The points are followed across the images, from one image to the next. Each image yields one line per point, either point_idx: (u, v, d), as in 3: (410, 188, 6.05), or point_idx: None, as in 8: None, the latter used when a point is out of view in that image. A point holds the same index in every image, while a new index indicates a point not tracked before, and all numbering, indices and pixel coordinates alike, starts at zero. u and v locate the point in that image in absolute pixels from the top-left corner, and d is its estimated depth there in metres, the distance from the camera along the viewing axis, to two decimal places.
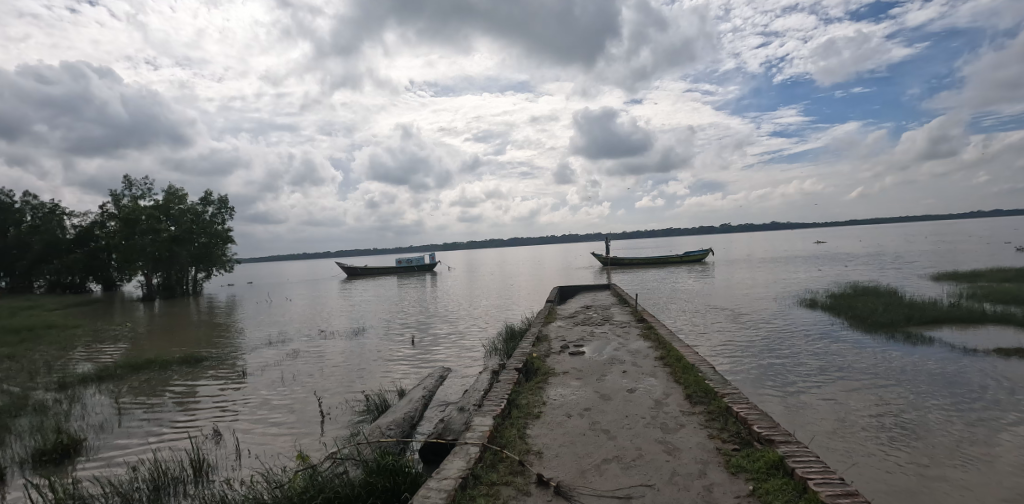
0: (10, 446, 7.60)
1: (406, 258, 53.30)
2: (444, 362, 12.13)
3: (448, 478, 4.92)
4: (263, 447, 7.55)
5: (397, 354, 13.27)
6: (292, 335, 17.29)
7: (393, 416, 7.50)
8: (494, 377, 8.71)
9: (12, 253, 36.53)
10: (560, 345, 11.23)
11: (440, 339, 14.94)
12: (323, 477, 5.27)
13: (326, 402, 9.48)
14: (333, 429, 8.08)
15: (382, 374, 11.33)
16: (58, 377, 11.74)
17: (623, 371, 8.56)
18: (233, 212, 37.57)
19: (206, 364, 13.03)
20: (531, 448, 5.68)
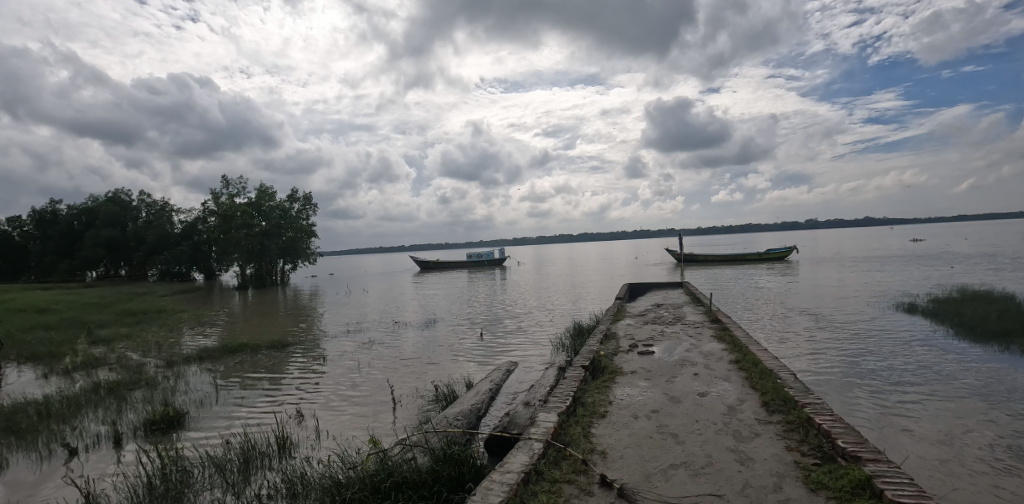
0: (126, 414, 8.55)
1: (475, 253, 54.22)
2: (511, 357, 12.26)
3: (511, 472, 4.97)
4: (340, 429, 7.99)
5: (465, 347, 13.56)
6: (369, 325, 18.21)
7: (460, 407, 7.66)
8: (560, 373, 8.69)
9: (130, 245, 40.98)
10: (628, 344, 10.99)
11: (508, 334, 15.14)
12: (393, 462, 5.48)
13: (398, 390, 9.89)
14: (404, 417, 8.39)
15: (451, 366, 11.63)
16: (166, 356, 13.04)
17: (694, 374, 8.24)
18: (316, 208, 39.90)
19: (291, 350, 13.99)
20: (596, 448, 5.61)
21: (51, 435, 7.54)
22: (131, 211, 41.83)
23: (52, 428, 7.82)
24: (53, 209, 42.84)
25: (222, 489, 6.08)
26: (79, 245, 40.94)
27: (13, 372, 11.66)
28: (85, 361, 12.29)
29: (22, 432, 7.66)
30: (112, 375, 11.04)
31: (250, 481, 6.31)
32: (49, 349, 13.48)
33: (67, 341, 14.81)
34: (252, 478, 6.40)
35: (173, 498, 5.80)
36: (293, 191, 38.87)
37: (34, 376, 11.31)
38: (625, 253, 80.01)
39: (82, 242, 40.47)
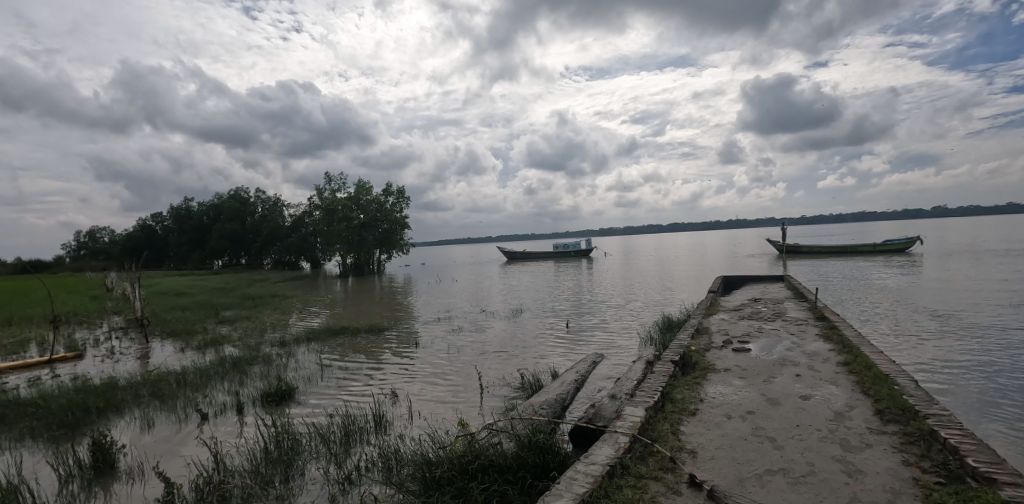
0: (247, 386, 9.55)
1: (561, 244, 54.14)
2: (597, 348, 12.16)
3: (596, 463, 4.96)
4: (431, 411, 8.38)
5: (551, 337, 13.63)
6: (459, 312, 18.92)
7: (546, 397, 7.72)
8: (648, 367, 8.47)
9: (249, 237, 45.49)
10: (722, 340, 10.47)
11: (594, 325, 15.02)
12: (480, 445, 5.66)
13: (485, 376, 10.16)
14: (491, 403, 8.63)
15: (537, 355, 11.75)
16: (279, 336, 14.41)
17: (796, 375, 7.69)
18: (409, 202, 41.76)
19: (387, 334, 14.87)
20: (684, 446, 5.43)
21: (188, 401, 8.61)
22: (249, 207, 46.37)
23: (188, 395, 8.93)
24: (187, 205, 48.58)
25: (326, 459, 6.64)
26: (208, 237, 46.15)
27: (158, 345, 13.47)
28: (213, 338, 13.90)
29: (165, 397, 8.82)
30: (235, 352, 12.39)
31: (350, 453, 6.82)
32: (186, 326, 15.40)
33: (201, 320, 16.83)
34: (352, 450, 6.92)
35: (285, 463, 6.42)
36: (387, 186, 40.98)
37: (174, 349, 12.99)
38: (720, 244, 75.94)
39: (210, 234, 45.59)
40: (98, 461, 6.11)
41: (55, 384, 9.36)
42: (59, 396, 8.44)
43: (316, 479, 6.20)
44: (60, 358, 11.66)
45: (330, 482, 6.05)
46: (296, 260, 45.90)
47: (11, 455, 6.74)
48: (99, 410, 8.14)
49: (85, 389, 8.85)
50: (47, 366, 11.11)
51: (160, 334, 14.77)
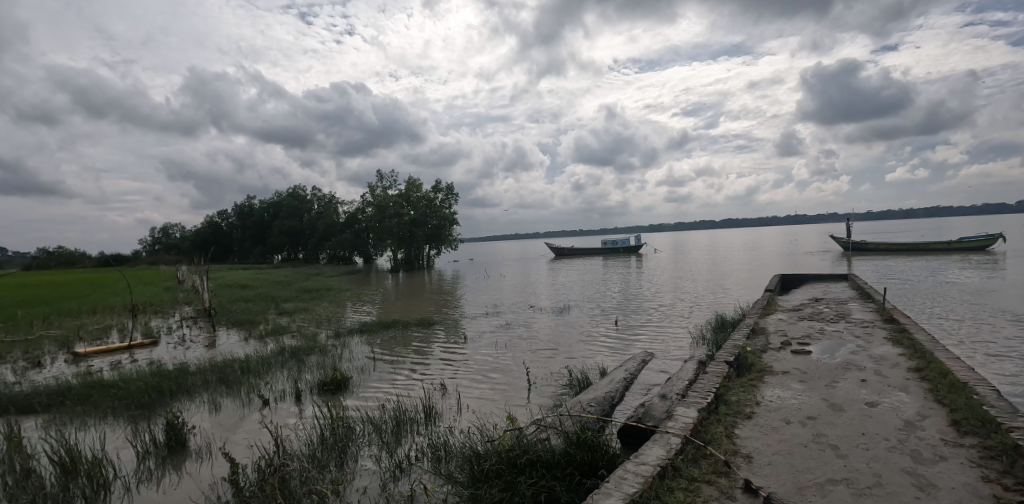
0: (305, 375, 9.98)
1: (609, 239, 53.37)
2: (646, 347, 11.96)
3: (646, 464, 4.87)
4: (479, 404, 8.48)
5: (599, 335, 13.51)
6: (507, 307, 19.06)
7: (594, 394, 7.65)
8: (700, 367, 8.24)
9: (306, 233, 47.44)
10: (779, 341, 10.04)
11: (643, 323, 14.76)
12: (529, 439, 5.67)
13: (533, 372, 10.17)
14: (539, 398, 8.64)
15: (585, 352, 11.67)
16: (334, 328, 14.98)
17: (861, 380, 7.28)
18: (457, 198, 42.31)
19: (436, 328, 15.17)
20: (739, 451, 5.25)
21: (251, 387, 9.08)
22: (306, 204, 48.32)
23: (251, 382, 9.41)
24: (249, 203, 51.21)
25: (378, 448, 6.84)
26: (269, 233, 48.49)
27: (224, 334, 14.29)
28: (274, 328, 14.62)
29: (230, 383, 9.34)
30: (293, 342, 12.97)
31: (401, 443, 7.00)
32: (249, 317, 16.28)
33: (262, 311, 17.73)
34: (403, 440, 7.09)
35: (339, 450, 6.66)
36: (437, 183, 41.72)
37: (239, 338, 13.77)
38: (779, 240, 72.74)
39: (271, 230, 47.90)
40: (172, 440, 6.54)
41: (134, 368, 10.11)
42: (137, 379, 9.09)
43: (368, 466, 6.40)
44: (138, 344, 12.57)
45: (382, 470, 6.23)
46: (349, 256, 47.44)
47: (96, 430, 7.33)
48: (172, 393, 8.70)
49: (160, 374, 9.50)
50: (127, 351, 12.01)
51: (226, 323, 15.69)
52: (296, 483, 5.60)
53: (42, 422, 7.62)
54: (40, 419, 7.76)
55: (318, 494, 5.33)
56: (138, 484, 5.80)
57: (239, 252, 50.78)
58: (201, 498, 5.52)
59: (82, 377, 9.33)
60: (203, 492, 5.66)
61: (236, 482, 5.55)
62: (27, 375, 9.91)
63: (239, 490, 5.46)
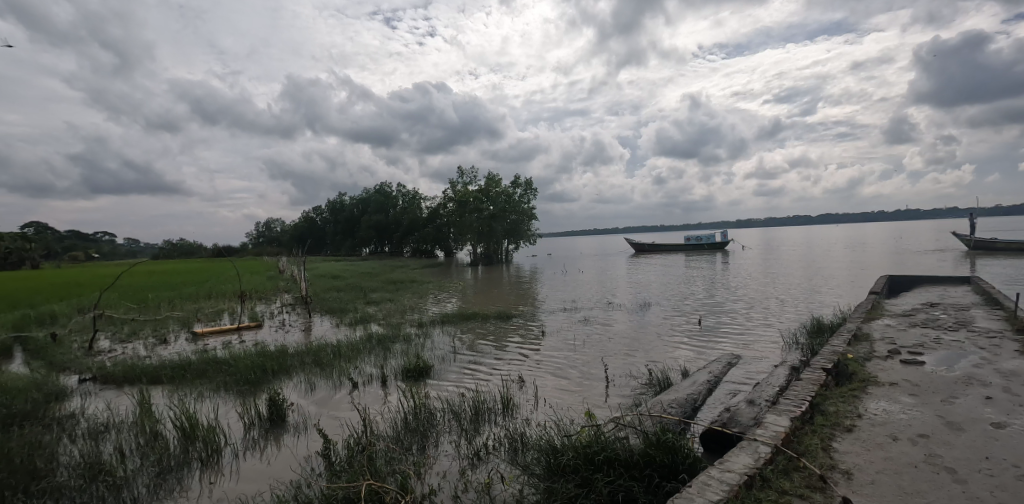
0: (391, 361, 10.51)
1: (693, 235, 51.20)
2: (732, 349, 11.38)
3: (732, 471, 4.66)
4: (556, 398, 8.48)
5: (680, 334, 13.07)
6: (585, 303, 18.92)
7: (676, 395, 7.40)
8: (793, 373, 7.71)
9: (392, 228, 49.74)
10: (887, 349, 9.16)
11: (729, 324, 14.07)
12: (607, 437, 5.61)
13: (611, 369, 10.02)
14: (617, 396, 8.50)
15: (665, 352, 11.32)
16: (417, 318, 15.60)
17: (986, 398, 6.48)
18: (536, 193, 42.44)
19: (514, 321, 15.38)
20: (837, 466, 4.88)
21: (343, 370, 9.71)
22: (392, 200, 50.65)
23: (342, 365, 10.04)
24: (341, 199, 54.52)
25: (457, 434, 7.06)
26: (358, 228, 51.43)
27: (319, 320, 15.36)
28: (362, 316, 15.52)
29: (325, 365, 10.04)
30: (380, 330, 13.69)
31: (479, 431, 7.18)
32: (341, 305, 17.38)
33: (352, 300, 18.86)
34: (482, 429, 7.27)
35: (421, 434, 6.95)
36: (516, 178, 42.11)
37: (332, 324, 14.75)
38: (887, 236, 66.31)
39: (360, 225, 50.75)
40: (273, 414, 7.14)
41: (242, 349, 11.13)
42: (245, 358, 10.03)
43: (448, 451, 6.62)
44: (245, 326, 13.85)
45: (461, 456, 6.42)
46: (431, 250, 49.12)
47: (211, 402, 8.17)
48: (274, 372, 9.51)
49: (263, 354, 10.38)
50: (236, 332, 13.29)
51: (320, 310, 16.86)
52: (382, 462, 5.92)
53: (168, 391, 8.60)
54: (166, 388, 8.77)
55: (402, 474, 5.60)
56: (245, 451, 6.40)
57: (331, 245, 54.36)
58: (298, 469, 5.98)
59: (200, 354, 10.43)
60: (300, 463, 6.14)
61: (328, 457, 5.95)
62: (156, 350, 11.26)
63: (331, 464, 5.87)
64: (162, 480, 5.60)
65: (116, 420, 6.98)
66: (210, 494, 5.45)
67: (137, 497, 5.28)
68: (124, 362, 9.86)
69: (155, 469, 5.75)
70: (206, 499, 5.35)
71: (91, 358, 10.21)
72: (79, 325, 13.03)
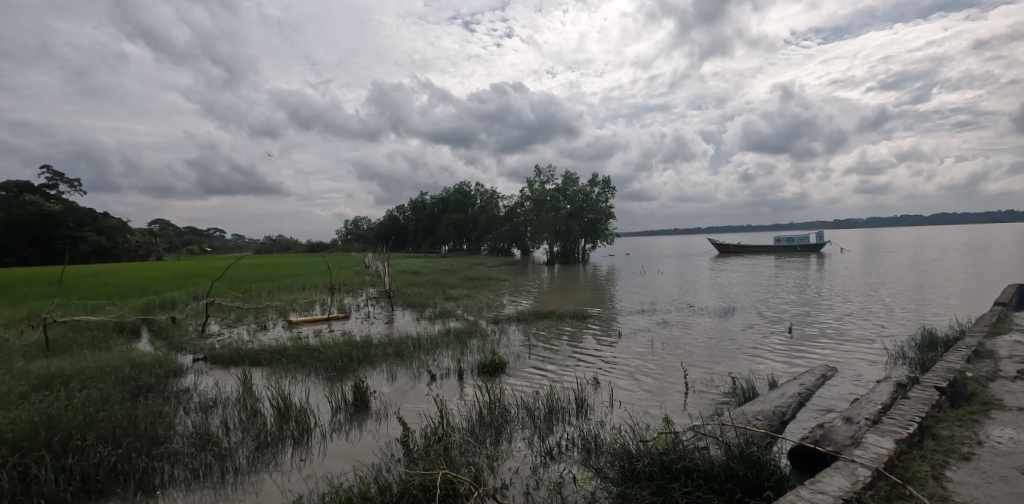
0: (467, 356, 10.77)
1: (784, 236, 48.11)
2: (828, 361, 10.56)
3: (825, 493, 4.35)
4: (632, 402, 8.29)
5: (768, 341, 12.32)
6: (664, 305, 18.36)
7: (762, 405, 6.94)
8: (899, 390, 7.00)
9: (470, 226, 50.97)
10: (1017, 368, 8.08)
11: (824, 333, 13.06)
12: (685, 445, 5.42)
13: (691, 375, 9.64)
14: (697, 404, 8.14)
15: (751, 360, 10.72)
16: (493, 315, 15.88)
17: None
18: (614, 192, 41.68)
19: (589, 321, 15.24)
20: (950, 497, 4.40)
21: (423, 363, 10.09)
22: (470, 199, 51.86)
23: (421, 358, 10.42)
24: (423, 199, 56.63)
25: (531, 432, 7.09)
26: (438, 226, 53.14)
27: (401, 314, 16.07)
28: (441, 311, 16.05)
29: (405, 357, 10.48)
30: (458, 325, 14.09)
31: (553, 430, 7.16)
32: (421, 300, 18.07)
33: (432, 295, 19.56)
34: (555, 428, 7.26)
35: (496, 430, 7.05)
36: (593, 176, 41.67)
37: (413, 318, 15.38)
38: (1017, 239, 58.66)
39: (440, 223, 52.45)
40: (357, 400, 7.56)
41: (331, 338, 11.87)
42: (334, 346, 10.71)
43: (520, 447, 6.68)
44: (334, 317, 14.76)
45: (533, 453, 6.45)
46: (508, 248, 49.72)
47: (304, 385, 8.80)
48: (359, 361, 10.07)
49: (350, 344, 11.03)
50: (327, 322, 14.23)
51: (402, 304, 17.62)
52: (457, 453, 6.08)
53: (266, 373, 9.35)
54: (264, 371, 9.55)
55: (476, 467, 5.73)
56: (332, 433, 6.81)
57: (413, 243, 56.68)
58: (379, 454, 6.28)
59: (296, 341, 11.28)
60: (380, 448, 6.45)
61: (407, 444, 6.20)
62: (257, 336, 12.33)
63: (409, 451, 6.11)
64: (259, 453, 6.10)
65: (222, 396, 7.72)
66: (301, 470, 5.87)
67: (239, 467, 5.79)
68: (230, 345, 10.86)
69: (254, 443, 6.26)
70: (296, 474, 5.77)
71: (203, 340, 11.36)
72: (194, 310, 14.53)
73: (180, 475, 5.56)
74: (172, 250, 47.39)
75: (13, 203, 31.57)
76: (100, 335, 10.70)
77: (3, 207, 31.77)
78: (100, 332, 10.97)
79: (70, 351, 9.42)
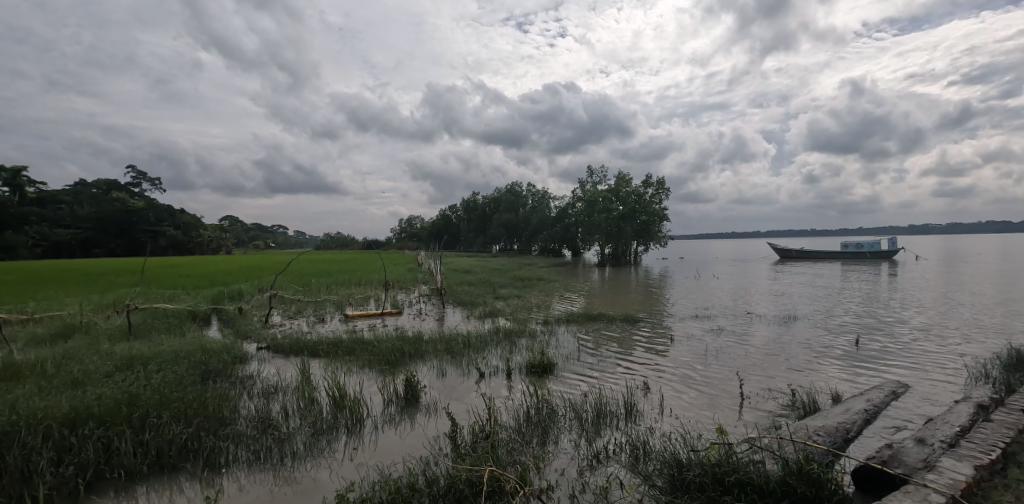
0: (516, 355, 10.80)
1: (853, 242, 45.42)
2: (900, 377, 9.87)
3: None
4: (684, 410, 8.06)
5: (832, 353, 11.67)
6: (719, 311, 17.75)
7: (824, 421, 6.56)
8: (982, 412, 6.44)
9: (521, 226, 51.13)
10: None
11: (895, 347, 12.23)
12: (739, 458, 5.22)
13: (747, 385, 9.26)
14: (752, 415, 7.82)
15: (813, 372, 10.18)
16: (543, 315, 15.86)
17: None
18: (668, 193, 40.68)
19: (641, 325, 14.96)
20: None
21: (473, 360, 10.20)
22: (522, 200, 52.01)
23: (471, 355, 10.56)
24: (475, 198, 57.32)
25: (578, 434, 7.04)
26: (489, 226, 53.66)
27: (451, 311, 16.35)
28: (491, 310, 16.20)
29: (455, 354, 10.64)
30: (507, 324, 14.18)
31: (600, 434, 7.07)
32: (472, 298, 18.30)
33: (482, 294, 19.77)
34: (603, 431, 7.17)
35: (543, 429, 7.05)
36: (647, 177, 40.63)
37: (463, 315, 15.60)
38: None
39: (491, 223, 52.92)
40: (408, 394, 7.74)
41: (384, 332, 12.24)
42: (387, 341, 11.03)
43: (567, 449, 6.64)
44: (388, 313, 15.20)
45: (580, 456, 6.39)
46: (559, 249, 49.52)
47: (358, 376, 9.11)
48: (410, 355, 10.32)
49: (402, 339, 11.32)
50: (380, 317, 14.68)
51: (453, 302, 17.91)
52: (503, 451, 6.11)
53: (323, 364, 9.74)
54: (322, 361, 9.97)
55: (522, 466, 5.74)
56: (383, 424, 7.01)
57: (465, 242, 57.53)
58: (428, 447, 6.41)
59: (351, 334, 11.73)
60: (429, 442, 6.58)
61: (455, 439, 6.28)
62: (316, 328, 12.88)
63: (457, 446, 6.18)
64: (315, 439, 6.36)
65: (283, 384, 8.11)
66: (354, 458, 6.07)
67: (296, 451, 6.06)
68: (291, 336, 11.41)
69: (311, 430, 6.53)
70: (349, 462, 5.98)
71: (267, 330, 12.01)
72: (259, 302, 15.39)
73: (243, 456, 5.88)
74: (240, 244, 50.30)
75: (104, 202, 35.62)
76: (175, 321, 11.54)
77: (95, 203, 36.10)
78: (176, 319, 11.83)
79: (149, 336, 10.20)
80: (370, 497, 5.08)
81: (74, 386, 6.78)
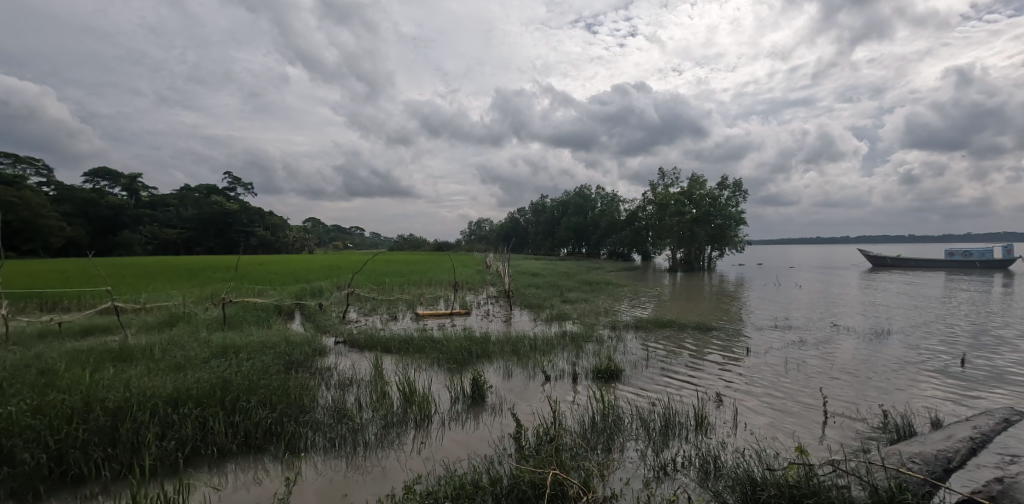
0: (582, 360, 10.68)
1: (960, 248, 41.22)
2: (1014, 403, 8.84)
3: None
4: (760, 425, 7.64)
5: (932, 373, 10.62)
6: (802, 322, 16.70)
7: (920, 448, 5.99)
8: None
9: (589, 230, 50.63)
10: None
11: (1009, 369, 10.98)
12: (822, 482, 4.88)
13: (832, 404, 8.60)
14: (837, 436, 7.27)
15: (909, 393, 9.30)
16: (611, 320, 15.60)
17: None
18: (746, 195, 38.71)
19: (713, 334, 14.38)
20: None
21: (538, 363, 10.20)
22: (590, 203, 51.50)
23: (538, 358, 10.56)
24: (543, 202, 57.45)
25: (644, 444, 6.85)
26: (558, 229, 53.57)
27: (519, 313, 16.48)
28: (558, 313, 16.12)
29: (521, 356, 10.69)
30: (574, 328, 14.07)
31: (669, 445, 6.83)
32: (539, 301, 18.33)
33: (550, 297, 19.72)
34: (671, 443, 6.92)
35: (608, 436, 6.92)
36: (723, 179, 38.98)
37: (530, 318, 15.66)
38: None
39: (559, 227, 52.81)
40: (474, 393, 7.86)
41: (453, 331, 12.54)
42: (455, 340, 11.29)
43: (633, 458, 6.47)
44: (457, 313, 15.54)
45: (646, 466, 6.21)
46: (628, 253, 48.56)
47: (428, 373, 9.38)
48: (477, 355, 10.49)
49: (470, 339, 11.54)
50: (450, 316, 15.05)
51: (521, 304, 18.03)
52: (567, 455, 6.05)
53: (395, 360, 10.14)
54: (393, 357, 10.35)
55: (586, 472, 5.67)
56: (450, 421, 7.16)
57: (533, 245, 57.80)
58: (493, 446, 6.47)
59: (422, 332, 12.12)
60: (495, 441, 6.64)
61: (520, 440, 6.30)
62: (388, 325, 13.43)
63: (521, 447, 6.19)
64: (386, 431, 6.59)
65: (357, 377, 8.48)
66: (421, 452, 6.25)
67: (368, 441, 6.32)
68: (365, 332, 11.97)
69: (382, 422, 6.76)
70: (417, 455, 6.16)
71: (344, 325, 12.67)
72: (338, 298, 16.27)
73: (321, 443, 6.22)
74: (321, 244, 53.36)
75: (205, 204, 38.57)
76: (263, 315, 12.40)
77: (198, 205, 39.24)
78: (264, 312, 12.71)
79: (241, 327, 11.04)
80: (437, 491, 5.19)
81: (177, 370, 7.44)
